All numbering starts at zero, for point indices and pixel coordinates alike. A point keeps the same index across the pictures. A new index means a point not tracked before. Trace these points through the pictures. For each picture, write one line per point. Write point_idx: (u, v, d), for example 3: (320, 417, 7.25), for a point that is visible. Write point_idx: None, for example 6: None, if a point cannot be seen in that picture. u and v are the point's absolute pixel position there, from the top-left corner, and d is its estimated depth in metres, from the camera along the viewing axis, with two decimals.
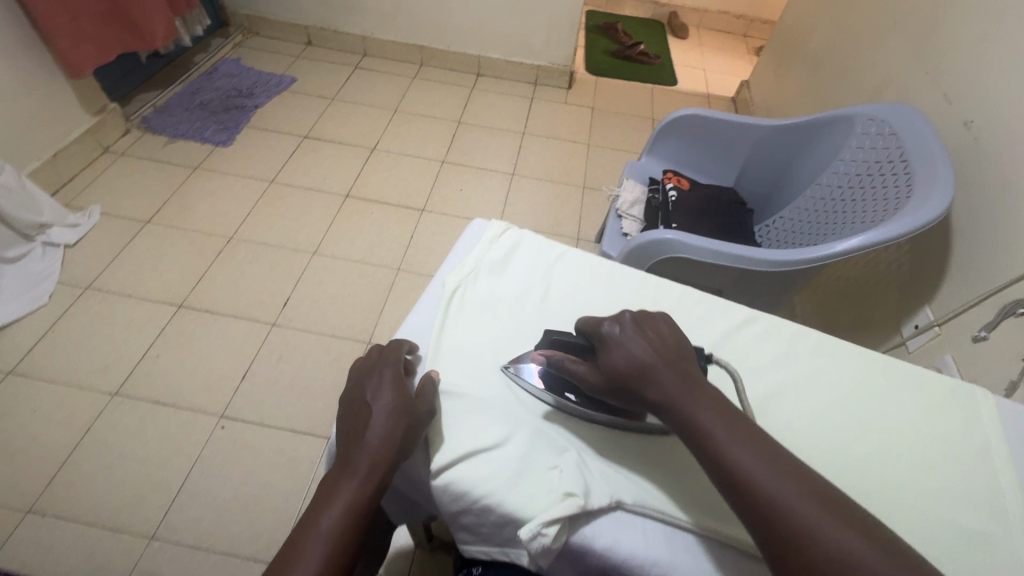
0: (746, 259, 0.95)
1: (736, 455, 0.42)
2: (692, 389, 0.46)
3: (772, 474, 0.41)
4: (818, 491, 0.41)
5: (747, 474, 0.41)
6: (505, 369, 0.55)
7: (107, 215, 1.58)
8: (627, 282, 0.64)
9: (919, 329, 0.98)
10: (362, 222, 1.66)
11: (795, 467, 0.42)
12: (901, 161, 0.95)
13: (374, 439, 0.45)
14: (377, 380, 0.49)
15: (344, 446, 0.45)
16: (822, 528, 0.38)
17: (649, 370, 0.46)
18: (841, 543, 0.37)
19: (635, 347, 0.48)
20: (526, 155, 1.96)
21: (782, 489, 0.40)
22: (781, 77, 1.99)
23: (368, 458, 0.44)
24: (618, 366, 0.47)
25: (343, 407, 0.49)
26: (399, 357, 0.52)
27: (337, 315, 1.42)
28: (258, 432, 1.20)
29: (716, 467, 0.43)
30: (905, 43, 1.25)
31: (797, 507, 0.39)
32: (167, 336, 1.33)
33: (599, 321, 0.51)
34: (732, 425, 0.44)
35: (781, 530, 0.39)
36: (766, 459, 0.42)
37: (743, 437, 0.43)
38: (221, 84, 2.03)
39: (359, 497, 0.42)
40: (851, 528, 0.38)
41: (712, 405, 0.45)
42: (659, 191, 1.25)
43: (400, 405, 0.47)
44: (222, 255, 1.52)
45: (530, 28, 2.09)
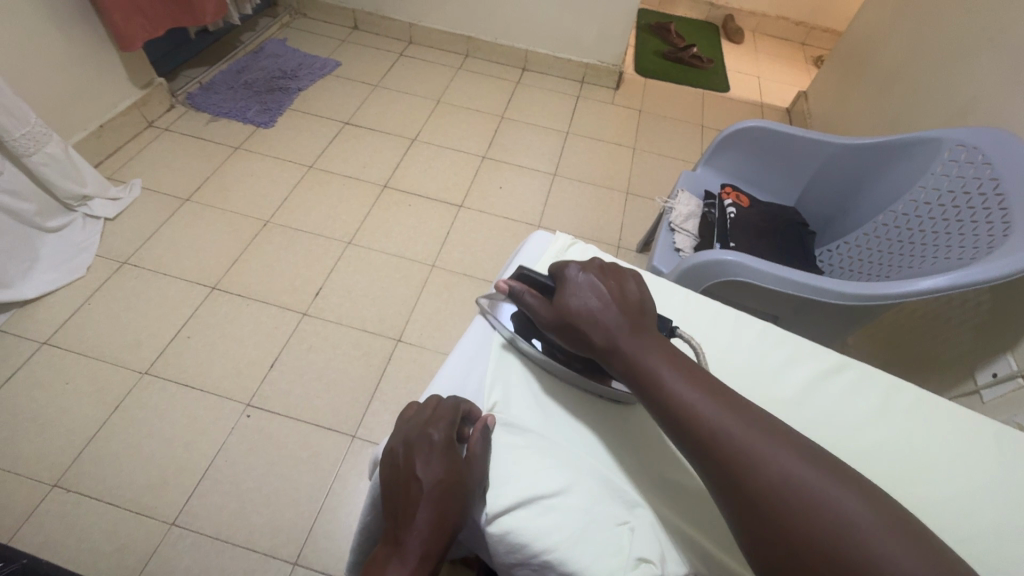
0: (814, 290, 0.87)
1: (681, 391, 0.44)
2: (641, 334, 0.47)
3: (712, 407, 0.43)
4: (759, 421, 0.42)
5: (689, 407, 0.43)
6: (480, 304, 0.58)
7: (148, 190, 1.57)
8: (701, 313, 0.61)
9: (998, 378, 0.90)
10: (399, 214, 1.63)
11: (737, 404, 0.44)
12: (996, 195, 0.86)
13: (425, 525, 0.42)
14: (424, 445, 0.45)
15: (392, 524, 0.43)
16: (761, 455, 0.40)
17: (602, 315, 0.48)
18: (780, 468, 0.39)
19: (589, 292, 0.49)
20: (569, 155, 1.90)
21: (724, 424, 0.42)
22: (845, 90, 1.88)
23: (417, 546, 0.41)
24: (572, 311, 0.48)
25: (391, 472, 0.45)
26: (457, 409, 0.48)
27: (368, 309, 1.39)
28: (284, 424, 1.18)
29: (663, 406, 0.44)
30: (997, 62, 1.15)
31: (743, 438, 0.41)
32: (199, 318, 1.32)
33: (562, 266, 0.52)
34: (677, 365, 0.46)
35: (723, 457, 0.41)
36: (715, 399, 0.43)
37: (691, 378, 0.45)
38: (266, 64, 2.02)
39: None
40: (792, 454, 0.41)
41: (661, 350, 0.47)
42: (715, 206, 1.18)
43: (450, 481, 0.44)
44: (257, 238, 1.51)
45: (582, 24, 2.03)
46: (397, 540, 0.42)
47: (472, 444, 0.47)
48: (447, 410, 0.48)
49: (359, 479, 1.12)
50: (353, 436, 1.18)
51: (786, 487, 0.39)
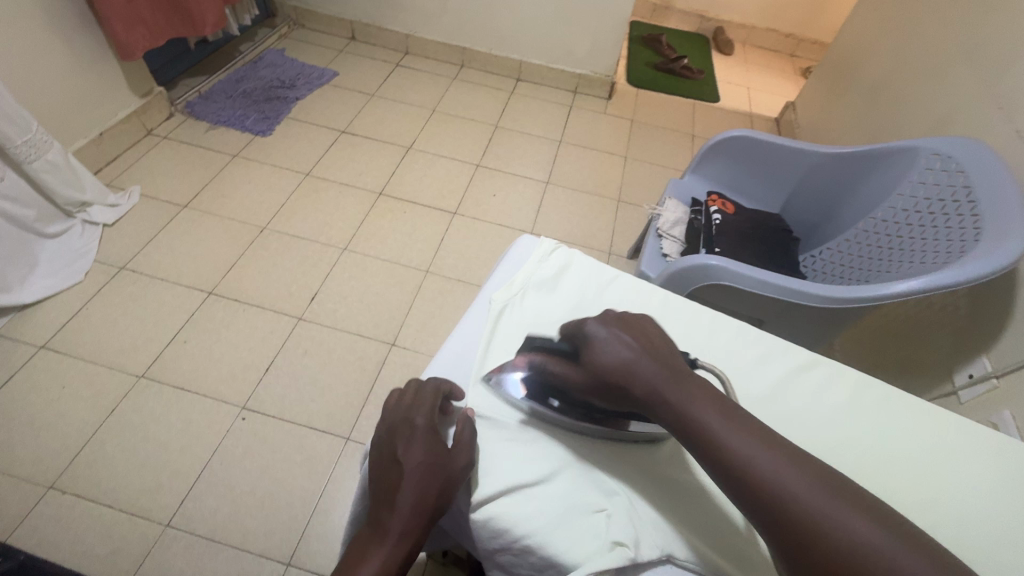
0: (794, 292, 0.90)
1: (734, 445, 0.42)
2: (681, 385, 0.46)
3: (768, 461, 0.41)
4: (818, 474, 0.41)
5: (745, 465, 0.41)
6: (485, 380, 0.54)
7: (146, 197, 1.59)
8: (679, 313, 0.63)
9: (974, 379, 0.93)
10: (394, 220, 1.65)
11: (795, 457, 0.42)
12: (969, 201, 0.89)
13: (406, 507, 0.43)
14: (409, 430, 0.47)
15: (374, 504, 0.44)
16: (831, 517, 0.38)
17: (637, 366, 0.47)
18: (852, 530, 0.37)
19: (618, 346, 0.48)
20: (562, 163, 1.93)
21: (783, 483, 0.40)
22: (831, 101, 1.93)
23: (398, 525, 0.43)
24: (604, 366, 0.47)
25: (376, 455, 0.47)
26: (440, 397, 0.50)
27: (363, 314, 1.41)
28: (278, 426, 1.19)
29: (717, 461, 0.42)
30: (974, 74, 1.19)
31: (807, 499, 0.39)
32: (196, 322, 1.34)
33: (581, 322, 0.51)
34: (724, 414, 0.44)
35: (791, 520, 0.39)
36: (774, 455, 0.41)
37: (740, 430, 0.43)
38: (264, 74, 2.05)
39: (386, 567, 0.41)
40: (860, 514, 0.38)
41: (708, 399, 0.45)
42: (702, 213, 1.21)
43: (432, 464, 0.45)
44: (254, 244, 1.53)
45: (575, 35, 2.07)
46: (378, 518, 0.43)
47: (456, 433, 0.49)
48: (430, 396, 0.50)
49: (352, 481, 1.13)
50: (347, 438, 1.19)
51: (861, 552, 0.36)
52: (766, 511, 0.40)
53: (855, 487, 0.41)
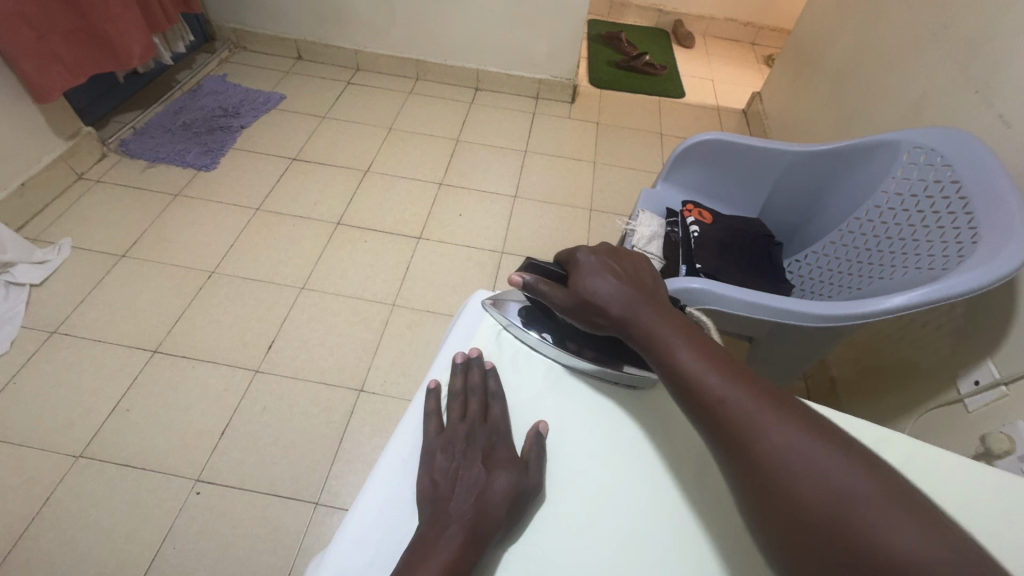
0: (786, 314, 0.82)
1: (684, 356, 0.47)
2: (651, 305, 0.51)
3: (715, 372, 0.46)
4: (763, 390, 0.44)
5: (694, 376, 0.46)
6: (486, 305, 0.58)
7: (79, 249, 1.46)
8: None
9: (981, 386, 0.87)
10: (354, 251, 1.55)
11: (742, 374, 0.46)
12: (959, 197, 0.84)
13: (474, 520, 0.44)
14: (494, 448, 0.50)
15: (437, 510, 0.45)
16: (765, 423, 0.42)
17: (612, 293, 0.52)
18: (779, 432, 0.41)
19: (602, 272, 0.54)
20: (529, 175, 1.85)
21: (728, 391, 0.44)
22: (798, 89, 1.88)
23: (469, 528, 0.44)
24: (584, 287, 0.53)
25: (441, 469, 0.49)
26: (504, 409, 0.53)
27: (327, 358, 1.31)
28: (238, 498, 1.08)
29: (670, 371, 0.47)
30: (944, 57, 1.15)
31: (745, 404, 0.43)
32: (140, 386, 1.22)
33: (574, 253, 0.57)
34: (683, 333, 0.49)
35: (726, 422, 0.43)
36: (718, 369, 0.46)
37: (695, 347, 0.48)
38: (205, 103, 1.92)
39: (451, 564, 0.41)
40: (794, 422, 0.42)
41: (672, 321, 0.50)
42: (678, 225, 1.13)
43: (515, 487, 0.47)
44: (202, 292, 1.41)
45: (531, 40, 1.99)
46: (443, 523, 0.44)
47: (523, 449, 0.50)
48: (496, 409, 0.53)
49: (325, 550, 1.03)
50: (316, 502, 1.09)
51: (784, 452, 0.40)
52: (708, 413, 0.44)
53: (799, 403, 0.44)
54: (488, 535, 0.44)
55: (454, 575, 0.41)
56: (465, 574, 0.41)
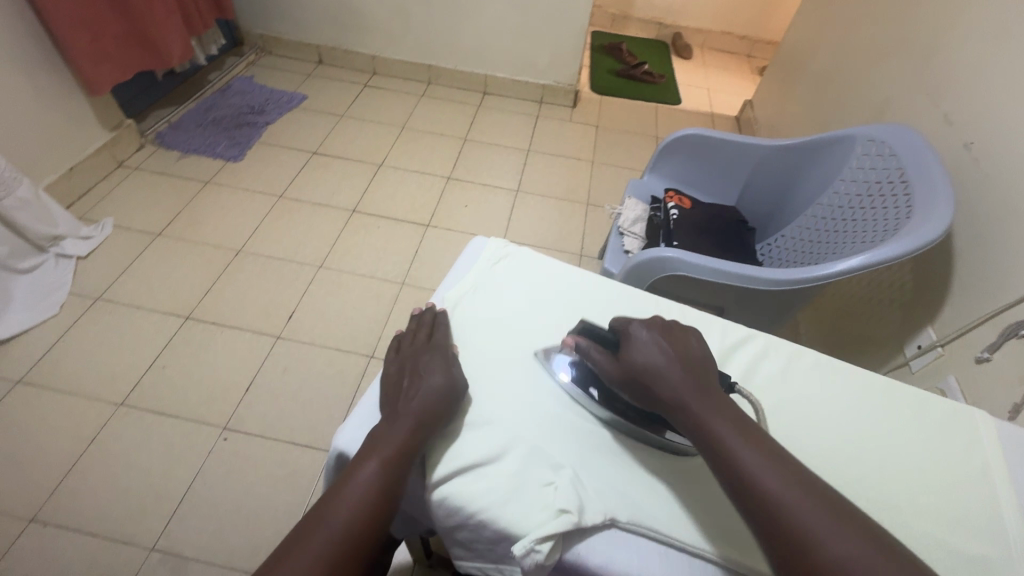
0: (745, 278, 0.95)
1: (742, 454, 0.44)
2: (706, 391, 0.48)
3: (773, 476, 0.43)
4: (821, 497, 0.42)
5: (751, 479, 0.43)
6: (536, 355, 0.59)
7: (119, 227, 1.61)
8: (639, 305, 0.65)
9: (922, 349, 0.98)
10: (368, 236, 1.68)
11: (803, 478, 0.44)
12: (901, 181, 0.96)
13: (417, 411, 0.50)
14: (428, 358, 0.55)
15: (392, 405, 0.51)
16: (825, 536, 0.40)
17: (663, 372, 0.49)
18: (840, 548, 0.39)
19: (654, 348, 0.51)
20: (530, 172, 1.98)
21: (789, 499, 0.42)
22: (785, 96, 2.01)
23: (411, 418, 0.49)
24: (637, 366, 0.50)
25: (395, 376, 0.55)
26: (448, 332, 0.59)
27: (341, 328, 1.44)
28: (261, 444, 1.21)
29: (725, 467, 0.45)
30: (904, 65, 1.27)
31: (803, 513, 0.41)
32: (174, 347, 1.35)
33: (627, 322, 0.55)
34: (741, 429, 0.46)
35: (784, 530, 0.41)
36: (776, 471, 0.44)
37: (753, 443, 0.45)
38: (234, 101, 2.08)
39: (403, 446, 0.48)
40: (852, 537, 0.40)
41: (727, 412, 0.47)
42: (661, 209, 1.26)
43: (446, 385, 0.52)
44: (229, 267, 1.55)
45: (536, 48, 2.14)
46: (392, 417, 0.50)
47: (456, 361, 0.56)
48: (441, 332, 0.59)
49: None
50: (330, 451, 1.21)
51: (849, 574, 0.38)
52: (765, 519, 0.42)
53: (862, 518, 0.42)
54: (433, 424, 0.50)
55: (408, 452, 0.48)
56: (415, 453, 0.48)
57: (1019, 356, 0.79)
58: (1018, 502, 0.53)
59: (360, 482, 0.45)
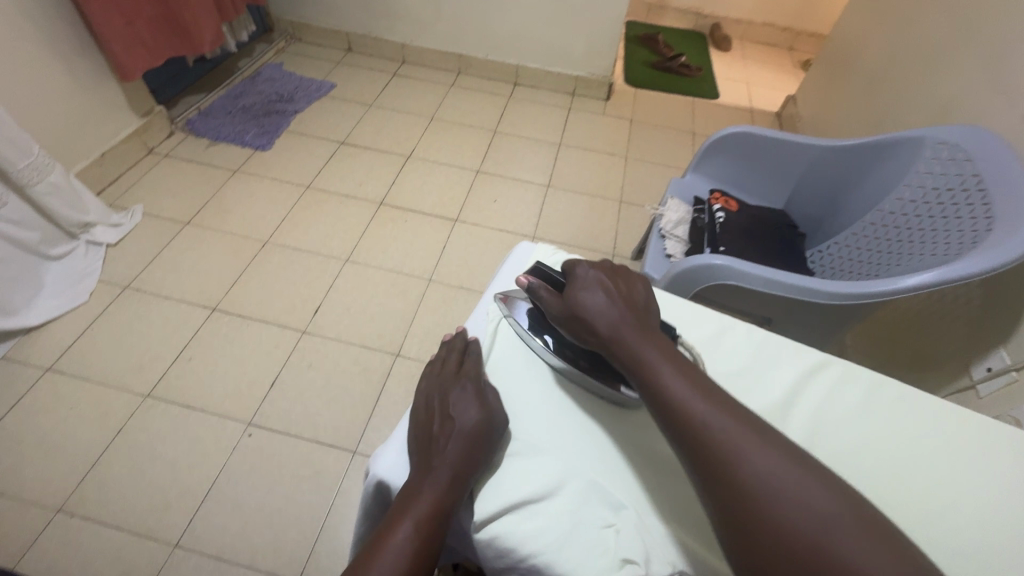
0: (801, 291, 0.88)
1: (671, 383, 0.45)
2: (642, 326, 0.49)
3: (701, 401, 0.43)
4: (748, 420, 0.43)
5: (680, 403, 0.43)
6: (501, 307, 0.59)
7: (149, 215, 1.60)
8: (702, 325, 0.60)
9: (993, 373, 0.91)
10: (395, 229, 1.65)
11: (732, 404, 0.44)
12: (979, 190, 0.88)
13: (454, 458, 0.45)
14: (459, 393, 0.50)
15: (422, 450, 0.47)
16: (749, 455, 0.40)
17: (604, 307, 0.49)
18: (762, 465, 0.40)
19: (597, 286, 0.51)
20: (562, 166, 1.92)
21: (719, 423, 0.42)
22: (832, 92, 1.90)
23: (448, 468, 0.45)
24: (580, 304, 0.50)
25: (422, 416, 0.50)
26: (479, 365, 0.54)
27: (367, 324, 1.41)
28: (286, 442, 1.19)
29: (654, 397, 0.45)
30: (975, 60, 1.18)
31: (729, 434, 0.41)
32: (200, 339, 1.34)
33: (574, 264, 0.55)
34: (670, 358, 0.46)
35: (708, 450, 0.41)
36: (706, 396, 0.44)
37: (682, 371, 0.45)
38: (263, 89, 2.06)
39: (439, 499, 0.43)
40: (774, 453, 0.40)
41: (660, 344, 0.47)
42: (705, 211, 1.19)
43: (483, 424, 0.47)
44: (256, 259, 1.53)
45: (571, 38, 2.07)
46: (427, 466, 0.45)
47: (487, 389, 0.52)
48: (470, 363, 0.54)
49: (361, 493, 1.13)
50: (354, 451, 1.18)
51: (768, 486, 0.39)
52: (691, 442, 0.42)
53: (779, 435, 0.42)
54: (472, 469, 0.46)
55: (445, 506, 0.43)
56: (453, 506, 0.44)
57: None
58: None
59: (395, 544, 0.41)
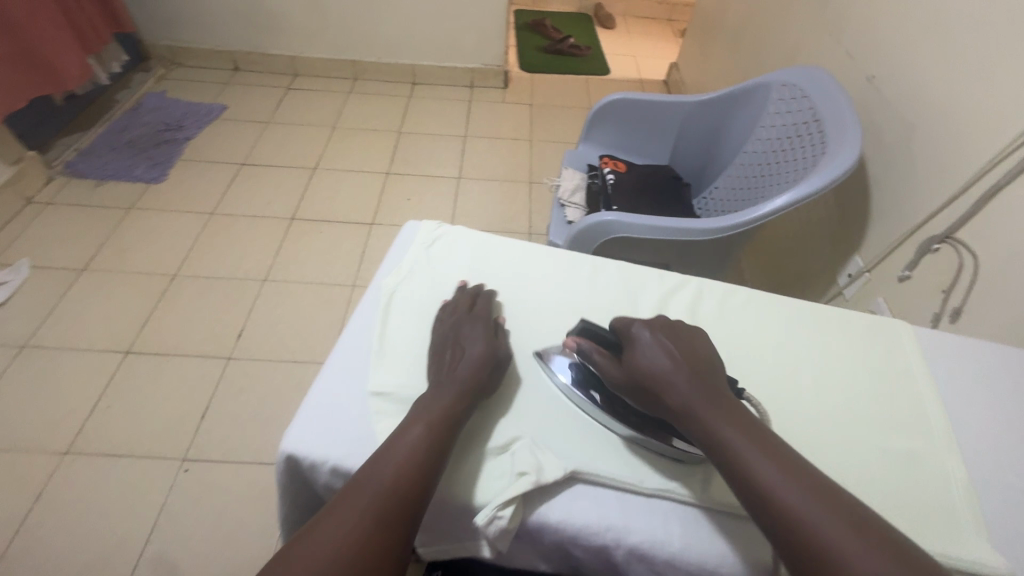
0: (683, 231, 0.97)
1: (755, 464, 0.42)
2: (718, 394, 0.47)
3: (792, 489, 0.41)
4: (846, 513, 0.39)
5: (767, 488, 0.41)
6: (536, 355, 0.57)
7: (38, 268, 1.50)
8: (580, 273, 0.66)
9: (852, 277, 1.04)
10: (311, 242, 1.63)
11: (827, 493, 0.40)
12: (815, 121, 1.01)
13: (462, 376, 0.50)
14: (470, 327, 0.55)
15: (443, 366, 0.51)
16: (850, 554, 0.37)
17: (669, 376, 0.48)
18: (867, 567, 0.36)
19: (657, 351, 0.50)
20: (470, 156, 1.97)
21: (811, 515, 0.39)
22: (706, 54, 2.06)
23: (457, 386, 0.49)
24: (640, 367, 0.49)
25: (438, 345, 0.54)
26: (490, 302, 0.59)
27: (295, 339, 1.40)
28: (226, 469, 1.16)
29: (741, 479, 0.42)
30: (806, 8, 1.32)
31: (823, 527, 0.38)
32: (117, 384, 1.28)
33: (627, 326, 0.54)
34: (756, 440, 0.44)
35: (802, 544, 0.38)
36: (794, 480, 0.41)
37: (765, 451, 0.43)
38: (149, 119, 1.97)
39: (446, 412, 0.47)
40: (879, 554, 0.37)
41: (735, 415, 0.45)
42: (598, 176, 1.28)
43: (490, 353, 0.52)
44: (167, 294, 1.47)
45: (459, 31, 2.11)
46: (440, 384, 0.50)
47: (501, 334, 0.56)
48: (482, 303, 0.58)
49: None
50: None
51: None
52: (782, 532, 0.39)
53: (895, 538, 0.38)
54: (478, 391, 0.50)
55: (450, 422, 0.47)
56: (458, 420, 0.47)
57: (937, 267, 0.85)
58: (938, 396, 0.58)
59: (408, 441, 0.45)
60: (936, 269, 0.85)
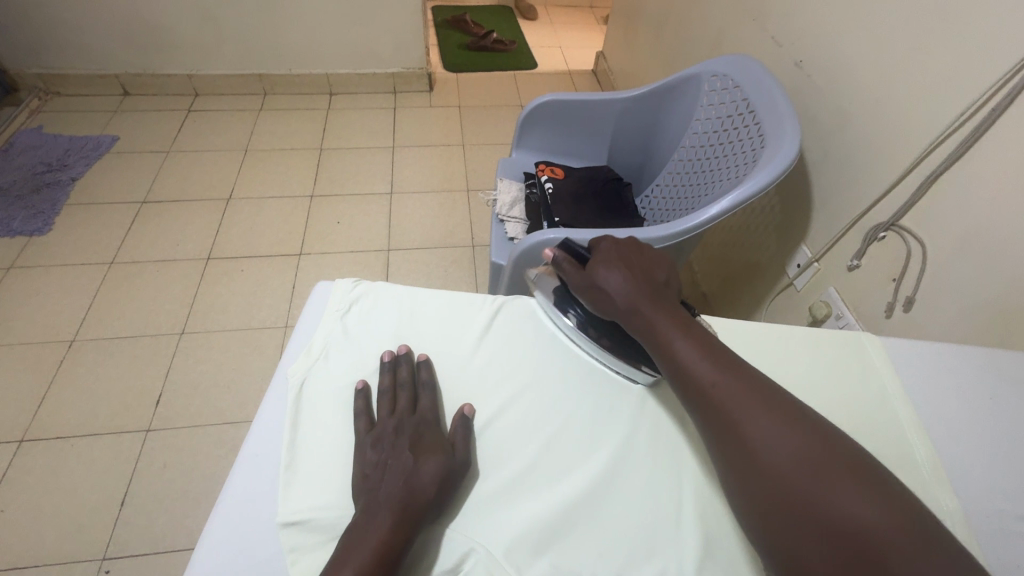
0: None
1: (685, 352, 0.49)
2: (660, 299, 0.53)
3: (717, 372, 0.47)
4: (756, 387, 0.46)
5: (693, 371, 0.48)
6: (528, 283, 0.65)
7: None
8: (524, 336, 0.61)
9: (801, 268, 1.01)
10: (232, 283, 1.48)
11: (743, 371, 0.47)
12: (749, 112, 0.97)
13: (401, 495, 0.44)
14: (417, 435, 0.49)
15: (376, 484, 0.46)
16: (756, 418, 0.44)
17: (621, 282, 0.54)
18: (767, 426, 0.43)
19: (613, 263, 0.56)
20: (400, 169, 1.85)
21: (727, 387, 0.46)
22: (631, 41, 2.02)
23: (392, 511, 0.43)
24: (597, 277, 0.56)
25: (370, 456, 0.48)
26: (434, 399, 0.53)
27: (224, 397, 1.25)
28: (155, 562, 1.02)
29: (674, 365, 0.49)
30: None
31: (733, 394, 0.45)
32: (12, 482, 1.10)
33: (598, 242, 0.60)
34: (688, 331, 0.50)
35: (718, 411, 0.45)
36: (715, 362, 0.48)
37: (694, 340, 0.49)
38: (23, 161, 1.72)
39: (381, 551, 0.41)
40: (779, 420, 0.43)
41: (674, 317, 0.51)
42: (536, 185, 1.20)
43: (445, 466, 0.47)
44: (64, 365, 1.28)
45: (373, 35, 1.97)
46: (373, 513, 0.44)
47: (455, 429, 0.51)
48: (425, 399, 0.53)
49: None
50: None
51: (771, 445, 0.42)
52: (703, 404, 0.46)
53: (792, 400, 0.45)
54: (418, 519, 0.44)
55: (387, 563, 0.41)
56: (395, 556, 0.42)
57: (884, 255, 0.83)
58: (916, 416, 0.56)
59: None
60: (882, 258, 0.84)
